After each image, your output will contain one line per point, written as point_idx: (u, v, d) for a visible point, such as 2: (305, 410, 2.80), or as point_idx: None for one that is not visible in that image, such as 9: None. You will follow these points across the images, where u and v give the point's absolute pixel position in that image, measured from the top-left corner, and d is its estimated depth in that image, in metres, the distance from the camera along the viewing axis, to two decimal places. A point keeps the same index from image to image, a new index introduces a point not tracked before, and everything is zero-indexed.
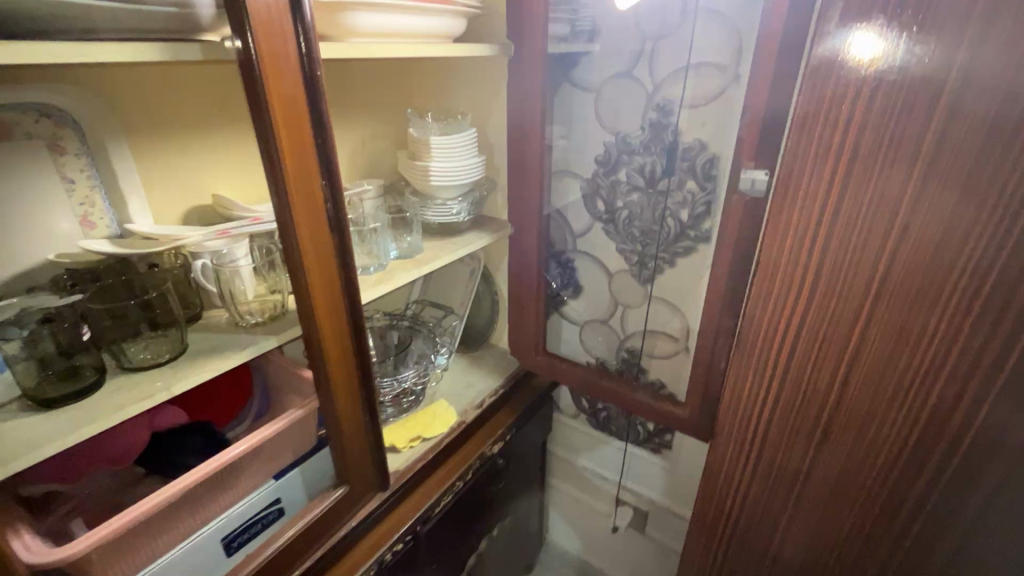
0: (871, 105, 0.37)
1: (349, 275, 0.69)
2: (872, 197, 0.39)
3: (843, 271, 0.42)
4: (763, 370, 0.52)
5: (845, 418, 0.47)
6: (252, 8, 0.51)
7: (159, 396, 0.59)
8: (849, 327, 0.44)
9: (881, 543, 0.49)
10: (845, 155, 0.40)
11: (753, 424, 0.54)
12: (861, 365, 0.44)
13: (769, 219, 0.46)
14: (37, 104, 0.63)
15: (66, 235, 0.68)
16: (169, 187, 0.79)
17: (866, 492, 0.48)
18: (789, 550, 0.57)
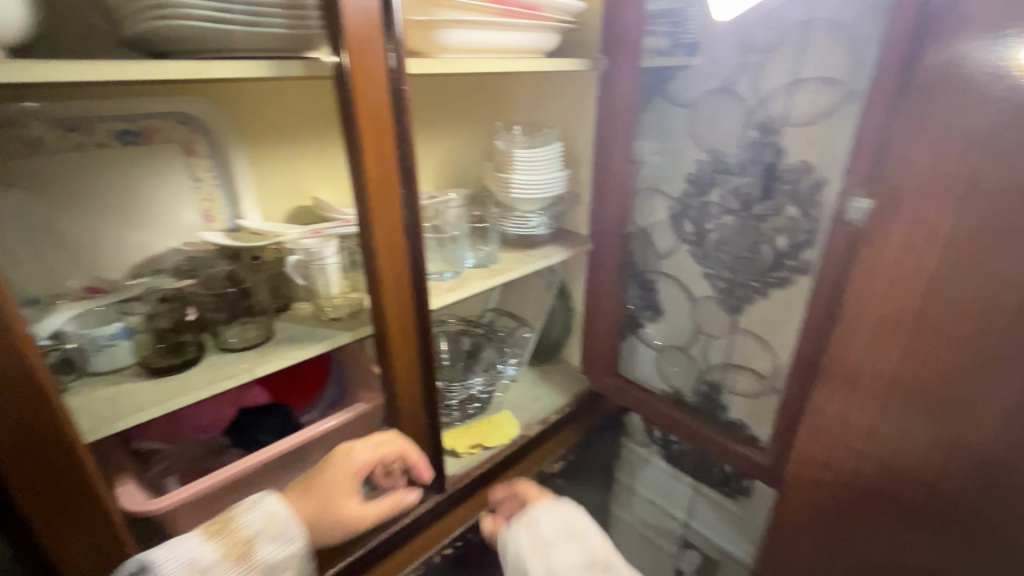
0: (986, 120, 0.48)
1: (419, 279, 0.72)
2: (992, 194, 0.48)
3: (979, 256, 0.50)
4: (884, 348, 0.59)
5: (974, 390, 0.53)
6: (347, 27, 0.55)
7: (242, 377, 0.66)
8: (967, 308, 0.52)
9: (1012, 513, 0.54)
10: (949, 164, 0.50)
11: (865, 399, 0.62)
12: (984, 344, 0.52)
13: (886, 209, 0.56)
14: (177, 113, 0.74)
15: (191, 226, 0.78)
16: (276, 188, 0.87)
17: (999, 463, 0.53)
18: (903, 519, 0.62)
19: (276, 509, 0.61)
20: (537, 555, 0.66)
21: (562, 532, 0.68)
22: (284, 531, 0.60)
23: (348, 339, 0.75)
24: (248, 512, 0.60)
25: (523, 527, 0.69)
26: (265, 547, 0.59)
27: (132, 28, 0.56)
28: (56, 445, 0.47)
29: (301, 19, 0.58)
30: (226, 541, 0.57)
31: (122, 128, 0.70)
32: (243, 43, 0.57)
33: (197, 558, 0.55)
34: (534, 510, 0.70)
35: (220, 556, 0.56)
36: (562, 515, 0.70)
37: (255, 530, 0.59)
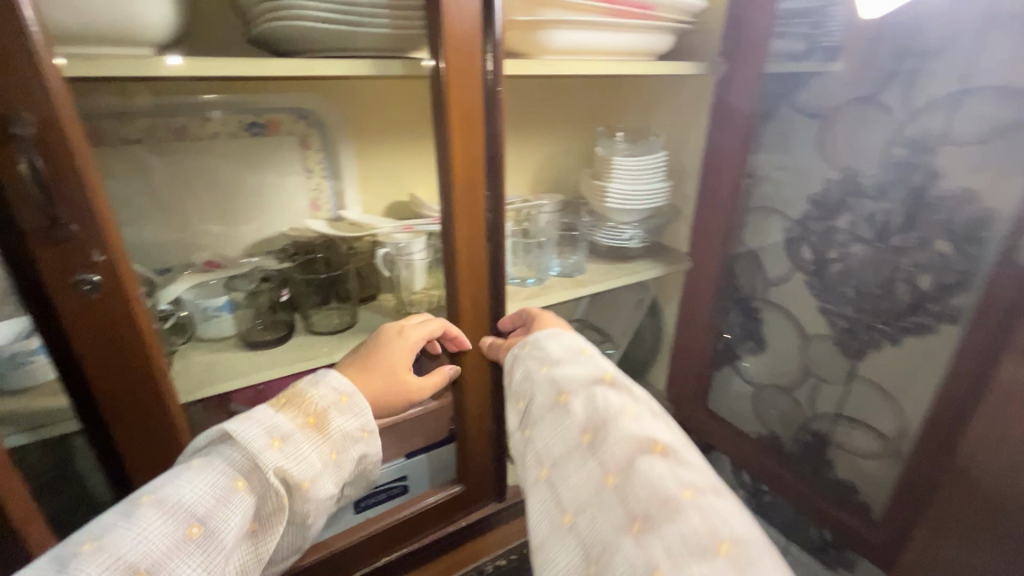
0: None
1: (497, 281, 0.71)
2: None
3: None
4: None
5: None
6: (448, 28, 0.55)
7: (323, 361, 0.72)
8: None
9: None
10: None
11: None
12: None
13: None
14: (298, 108, 0.80)
15: (300, 211, 0.84)
16: (378, 182, 0.91)
17: None
18: None
19: (343, 382, 0.58)
20: (542, 373, 0.60)
21: (567, 354, 0.62)
22: (353, 406, 0.57)
23: None
24: (314, 386, 0.56)
25: (526, 350, 0.65)
26: (338, 420, 0.56)
27: (259, 26, 0.60)
28: (155, 402, 0.52)
29: (407, 20, 0.60)
30: (300, 412, 0.54)
31: (250, 120, 0.77)
32: (353, 42, 0.60)
33: (276, 426, 0.51)
34: (537, 334, 0.67)
35: (299, 424, 0.53)
36: (564, 341, 0.64)
37: (326, 402, 0.56)
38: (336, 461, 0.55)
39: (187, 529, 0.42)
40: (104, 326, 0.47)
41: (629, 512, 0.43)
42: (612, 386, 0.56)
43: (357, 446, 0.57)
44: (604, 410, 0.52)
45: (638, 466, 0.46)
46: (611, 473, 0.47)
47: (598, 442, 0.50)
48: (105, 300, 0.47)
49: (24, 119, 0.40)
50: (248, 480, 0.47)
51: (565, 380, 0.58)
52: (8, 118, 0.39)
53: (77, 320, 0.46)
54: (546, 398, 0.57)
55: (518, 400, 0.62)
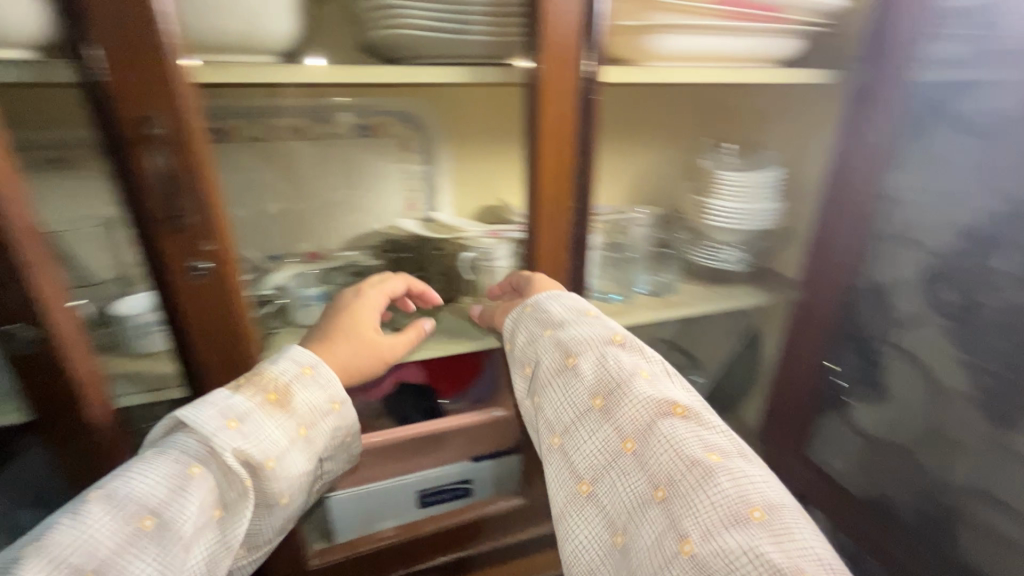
0: None
1: (578, 294, 0.69)
2: None
3: None
4: None
5: None
6: (548, 34, 0.54)
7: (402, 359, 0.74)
8: None
9: None
10: None
11: None
12: None
13: None
14: (400, 111, 0.83)
15: (394, 211, 0.87)
16: (472, 185, 0.93)
17: None
18: None
19: (305, 355, 0.58)
20: (545, 337, 0.58)
21: (570, 313, 0.59)
22: (319, 377, 0.58)
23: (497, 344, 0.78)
24: (274, 362, 0.57)
25: (526, 311, 0.62)
26: (301, 395, 0.56)
27: (369, 34, 0.63)
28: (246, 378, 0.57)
29: (506, 27, 0.59)
30: (261, 389, 0.54)
31: (357, 122, 0.81)
32: (452, 49, 0.61)
33: (231, 408, 0.52)
34: (537, 292, 0.63)
35: (258, 402, 0.54)
36: (566, 299, 0.61)
37: (287, 377, 0.56)
38: (305, 436, 0.56)
39: (140, 522, 0.44)
40: (207, 306, 0.52)
41: (652, 479, 0.45)
42: (619, 347, 0.55)
43: (327, 419, 0.58)
44: (616, 372, 0.52)
45: (658, 431, 0.47)
46: (630, 439, 0.48)
47: (612, 408, 0.50)
48: (211, 283, 0.52)
49: (158, 122, 0.45)
50: (204, 466, 0.49)
51: (572, 345, 0.56)
52: (146, 120, 0.44)
53: (188, 301, 0.52)
54: (552, 364, 0.56)
55: (520, 364, 0.60)
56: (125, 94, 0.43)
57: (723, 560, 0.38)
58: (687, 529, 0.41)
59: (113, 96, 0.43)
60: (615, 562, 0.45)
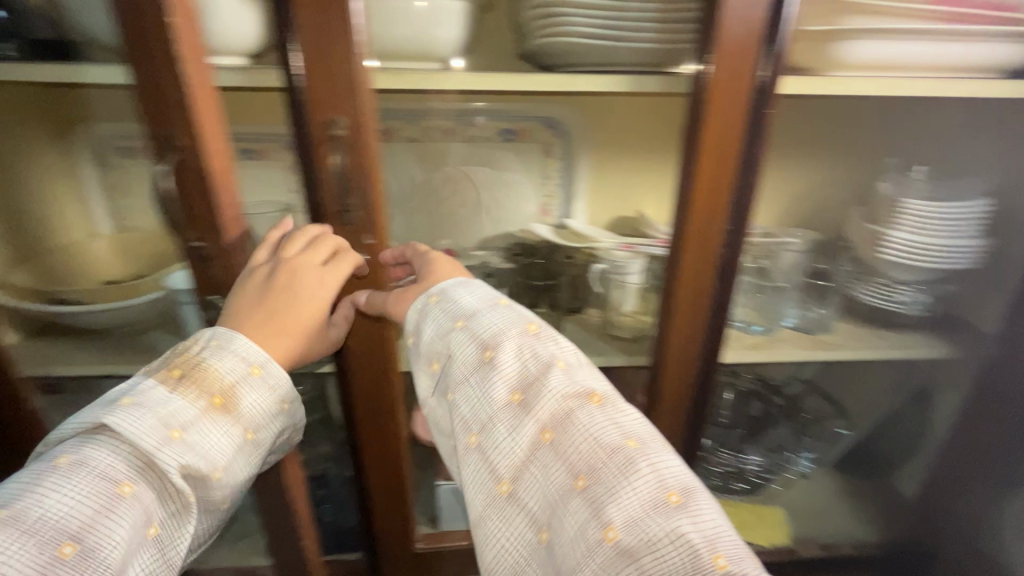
0: None
1: (718, 322, 0.64)
2: None
3: None
4: None
5: None
6: (722, 40, 0.50)
7: None
8: None
9: None
10: None
11: None
12: None
13: None
14: (546, 117, 0.83)
15: (529, 216, 0.87)
16: (609, 196, 0.91)
17: None
18: None
19: (253, 350, 0.48)
20: (457, 330, 0.48)
21: (480, 301, 0.50)
22: (269, 379, 0.49)
23: (620, 363, 0.75)
24: (217, 358, 0.47)
25: (432, 302, 0.51)
26: (250, 398, 0.48)
27: (527, 42, 0.63)
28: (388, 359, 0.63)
29: (673, 34, 0.57)
30: (203, 392, 0.46)
31: (504, 127, 0.82)
32: (611, 57, 0.60)
33: (173, 414, 0.44)
34: (442, 280, 0.53)
35: (202, 408, 0.45)
36: (476, 284, 0.52)
37: (233, 378, 0.47)
38: (252, 442, 0.49)
39: (58, 549, 0.37)
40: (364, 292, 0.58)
41: (571, 469, 0.41)
42: (535, 338, 0.48)
43: (275, 421, 0.50)
44: (535, 363, 0.46)
45: (576, 420, 0.43)
46: (547, 429, 0.43)
47: (531, 401, 0.44)
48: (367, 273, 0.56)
49: (339, 123, 0.49)
50: (137, 483, 0.42)
51: (484, 335, 0.47)
52: (330, 121, 0.49)
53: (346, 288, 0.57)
54: (467, 358, 0.47)
55: (425, 360, 0.50)
56: (316, 97, 0.48)
57: (648, 546, 0.37)
58: (609, 516, 0.39)
59: (307, 98, 0.48)
60: (541, 562, 0.42)
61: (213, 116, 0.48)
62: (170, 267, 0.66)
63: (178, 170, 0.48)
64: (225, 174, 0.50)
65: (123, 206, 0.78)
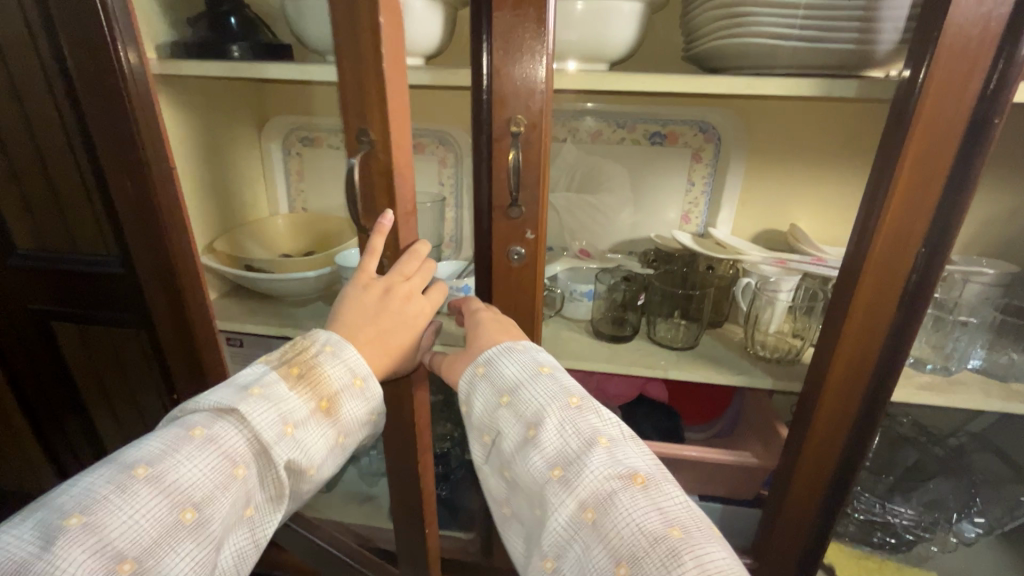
0: None
1: (895, 356, 0.56)
2: None
3: None
4: None
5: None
6: (946, 41, 0.44)
7: (657, 372, 0.68)
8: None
9: None
10: None
11: None
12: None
13: None
14: (699, 120, 0.80)
15: (670, 223, 0.86)
16: (759, 206, 0.85)
17: None
18: None
19: (361, 362, 0.45)
20: (503, 409, 0.45)
21: (522, 370, 0.46)
22: (371, 391, 0.45)
23: (766, 386, 0.67)
24: (331, 361, 0.44)
25: (479, 374, 0.48)
26: (356, 405, 0.45)
27: (701, 44, 0.62)
28: None
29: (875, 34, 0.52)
30: (314, 391, 0.43)
31: (653, 129, 0.82)
32: (796, 59, 0.56)
33: (287, 413, 0.41)
34: (486, 349, 0.49)
35: (313, 406, 0.43)
36: (522, 351, 0.48)
37: (341, 384, 0.44)
38: (348, 448, 0.45)
39: (179, 515, 0.36)
40: (516, 287, 0.58)
41: (613, 555, 0.36)
42: (579, 411, 0.43)
43: (372, 430, 0.47)
44: (577, 439, 0.41)
45: (618, 502, 0.37)
46: (589, 507, 0.38)
47: (572, 479, 0.40)
48: (523, 269, 0.57)
49: (518, 120, 0.50)
50: (249, 468, 0.40)
51: (527, 410, 0.44)
52: (510, 120, 0.50)
53: (502, 281, 0.58)
54: (513, 435, 0.44)
55: (476, 433, 0.47)
56: (501, 96, 0.50)
57: None
58: None
59: (493, 98, 0.50)
60: None
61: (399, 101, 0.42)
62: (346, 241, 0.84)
63: (361, 165, 0.43)
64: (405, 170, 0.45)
65: (302, 188, 0.93)
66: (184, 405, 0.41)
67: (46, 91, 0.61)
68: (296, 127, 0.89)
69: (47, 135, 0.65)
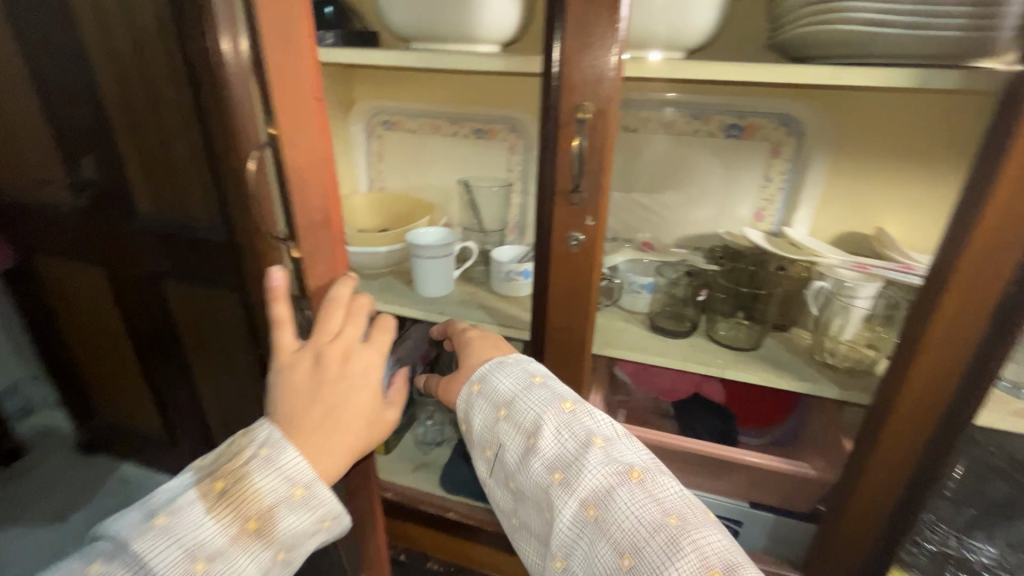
0: None
1: (981, 373, 0.52)
2: None
3: None
4: None
5: None
6: None
7: (713, 370, 0.67)
8: None
9: None
10: None
11: None
12: None
13: None
14: (781, 113, 0.77)
15: (741, 219, 0.83)
16: (842, 207, 0.79)
17: None
18: None
19: (298, 470, 0.47)
20: (504, 420, 0.56)
21: (519, 384, 0.57)
22: (307, 501, 0.47)
23: (830, 395, 0.64)
24: (263, 474, 0.46)
25: (476, 390, 0.59)
26: (287, 519, 0.47)
27: (790, 30, 0.59)
28: (578, 342, 0.63)
29: (986, 19, 0.48)
30: (238, 516, 0.45)
31: (730, 122, 0.79)
32: (891, 48, 0.53)
33: (201, 544, 0.44)
34: (479, 366, 0.60)
35: (233, 533, 0.45)
36: (514, 366, 0.58)
37: (272, 501, 0.46)
38: (281, 560, 0.48)
39: None
40: (572, 273, 0.59)
41: (617, 548, 0.46)
42: (572, 415, 0.54)
43: (312, 537, 0.49)
44: (575, 446, 0.52)
45: (616, 497, 0.48)
46: (589, 505, 0.49)
47: (572, 480, 0.50)
48: (581, 256, 0.58)
49: (585, 107, 0.51)
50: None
51: (527, 420, 0.55)
52: (577, 106, 0.51)
53: (558, 266, 0.59)
54: (517, 443, 0.55)
55: (481, 447, 0.58)
56: (569, 84, 0.51)
57: None
58: None
59: (561, 85, 0.51)
60: None
61: (308, 129, 0.46)
62: (417, 222, 0.90)
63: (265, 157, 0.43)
64: (331, 189, 0.49)
65: (380, 168, 0.99)
66: (104, 531, 0.45)
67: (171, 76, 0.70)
68: (378, 111, 0.96)
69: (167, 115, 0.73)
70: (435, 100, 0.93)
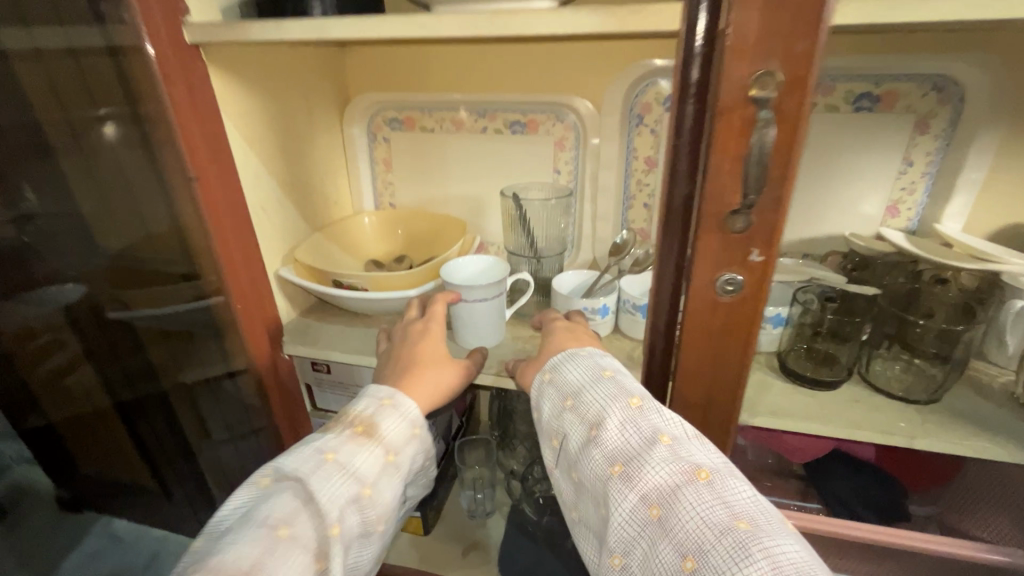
0: None
1: None
2: None
3: None
4: None
5: None
6: None
7: (896, 440, 0.48)
8: None
9: None
10: None
11: None
12: None
13: None
14: (932, 74, 0.57)
15: (868, 218, 0.64)
16: (1012, 194, 0.60)
17: None
18: None
19: (381, 389, 0.49)
20: (567, 412, 0.43)
21: (586, 375, 0.44)
22: (400, 406, 0.48)
23: None
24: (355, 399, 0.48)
25: (547, 381, 0.47)
26: (387, 425, 0.47)
27: None
28: (723, 421, 0.44)
29: None
30: (348, 424, 0.46)
31: (862, 90, 0.60)
32: None
33: (322, 446, 0.44)
34: (553, 355, 0.48)
35: (347, 436, 0.45)
36: (582, 360, 0.46)
37: (370, 410, 0.47)
38: (393, 464, 0.46)
39: None
40: (721, 329, 0.39)
41: (677, 548, 0.33)
42: (639, 413, 0.40)
43: (414, 447, 0.48)
44: (637, 435, 0.38)
45: (682, 496, 0.34)
46: (652, 503, 0.35)
47: (632, 474, 0.36)
48: (737, 305, 0.38)
49: (771, 75, 0.31)
50: (295, 524, 0.39)
51: (589, 411, 0.41)
52: (757, 75, 0.31)
53: (698, 319, 0.39)
54: (576, 437, 0.42)
55: (546, 437, 0.45)
56: (744, 41, 0.30)
57: None
58: None
59: (730, 40, 0.31)
60: None
61: None
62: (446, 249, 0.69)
63: None
64: None
65: (390, 180, 0.79)
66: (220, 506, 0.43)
67: (118, 77, 0.50)
68: (382, 107, 0.75)
69: (120, 130, 0.53)
70: (454, 87, 0.72)
